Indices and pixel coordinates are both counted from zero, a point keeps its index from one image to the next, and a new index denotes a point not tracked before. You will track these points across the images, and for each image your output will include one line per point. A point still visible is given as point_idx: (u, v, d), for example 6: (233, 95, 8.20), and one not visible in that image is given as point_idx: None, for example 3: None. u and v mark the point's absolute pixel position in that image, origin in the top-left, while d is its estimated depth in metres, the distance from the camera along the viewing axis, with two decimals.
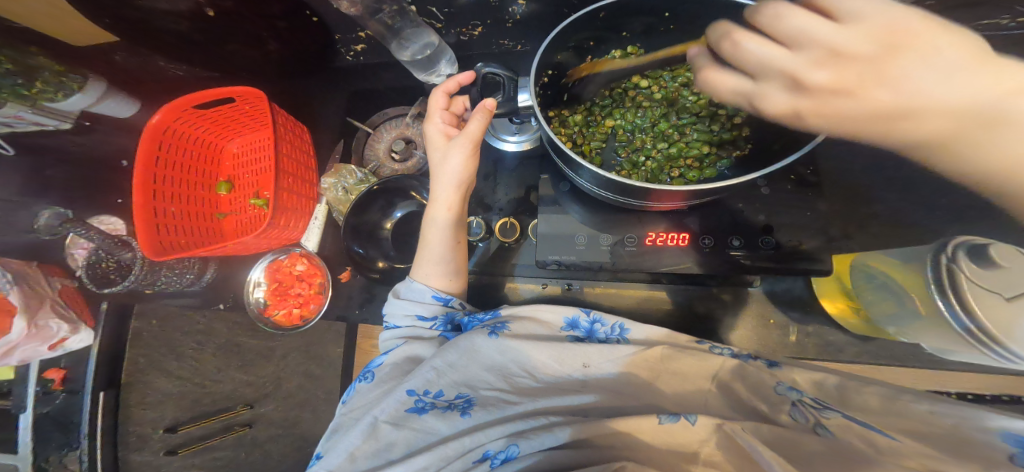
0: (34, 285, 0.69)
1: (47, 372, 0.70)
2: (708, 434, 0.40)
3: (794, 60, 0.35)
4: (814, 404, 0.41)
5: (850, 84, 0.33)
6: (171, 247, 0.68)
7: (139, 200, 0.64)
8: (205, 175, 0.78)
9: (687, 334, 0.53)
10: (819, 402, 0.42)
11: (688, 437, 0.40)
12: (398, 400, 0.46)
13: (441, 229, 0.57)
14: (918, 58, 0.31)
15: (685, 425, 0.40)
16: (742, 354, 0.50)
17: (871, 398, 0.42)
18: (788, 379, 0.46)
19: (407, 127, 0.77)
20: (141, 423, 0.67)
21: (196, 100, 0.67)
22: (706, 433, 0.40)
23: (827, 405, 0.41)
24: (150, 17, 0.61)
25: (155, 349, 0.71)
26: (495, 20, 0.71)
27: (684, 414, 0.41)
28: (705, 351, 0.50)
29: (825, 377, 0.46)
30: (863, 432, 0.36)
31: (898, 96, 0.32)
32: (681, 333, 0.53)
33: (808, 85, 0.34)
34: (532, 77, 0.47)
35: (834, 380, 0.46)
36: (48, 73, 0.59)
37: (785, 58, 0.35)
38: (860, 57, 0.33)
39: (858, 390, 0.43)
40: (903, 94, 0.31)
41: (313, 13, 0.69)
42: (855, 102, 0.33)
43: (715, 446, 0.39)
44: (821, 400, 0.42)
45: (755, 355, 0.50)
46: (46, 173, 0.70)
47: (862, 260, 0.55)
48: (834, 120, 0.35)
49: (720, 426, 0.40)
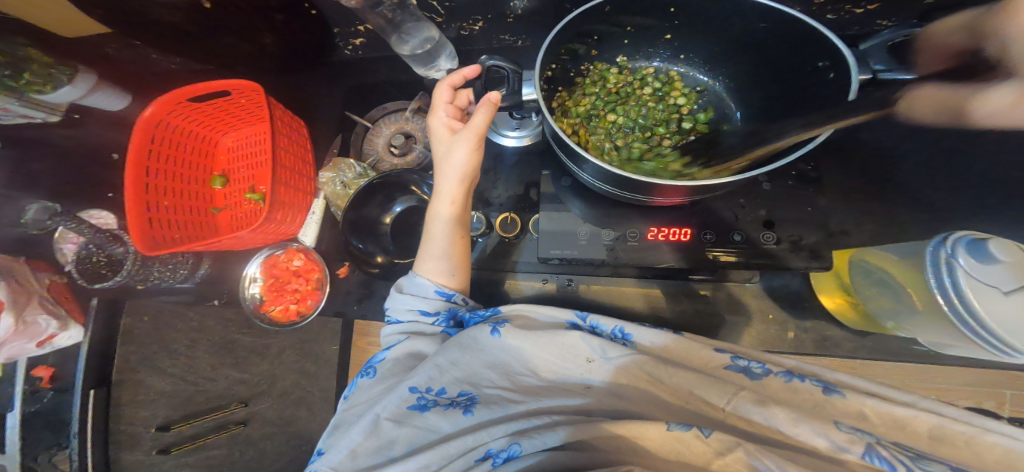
0: (20, 280, 0.66)
1: (34, 370, 0.69)
2: (727, 451, 0.37)
3: None
4: (900, 449, 0.37)
5: None
6: (165, 242, 0.67)
7: (132, 196, 0.63)
8: (199, 169, 0.77)
9: (701, 342, 0.49)
10: (902, 446, 0.37)
11: (704, 449, 0.38)
12: (401, 397, 0.45)
13: (444, 223, 0.57)
14: None
15: (698, 436, 0.39)
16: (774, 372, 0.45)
17: (985, 450, 0.37)
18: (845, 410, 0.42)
19: (406, 121, 0.77)
20: (132, 421, 0.65)
21: (191, 92, 0.66)
22: (723, 446, 0.37)
23: (912, 450, 0.37)
24: (144, 8, 0.60)
25: (146, 347, 0.69)
26: (497, 15, 0.71)
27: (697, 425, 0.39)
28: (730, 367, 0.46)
29: (913, 419, 0.41)
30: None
31: None
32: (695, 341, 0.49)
33: None
34: (537, 69, 0.47)
35: (925, 424, 0.40)
36: (37, 65, 0.58)
37: None
38: None
39: (967, 441, 0.38)
40: None
41: (311, 6, 0.69)
42: None
43: (734, 463, 0.36)
44: (901, 444, 0.38)
45: (802, 375, 0.45)
46: (32, 166, 0.69)
47: (861, 255, 0.56)
48: None
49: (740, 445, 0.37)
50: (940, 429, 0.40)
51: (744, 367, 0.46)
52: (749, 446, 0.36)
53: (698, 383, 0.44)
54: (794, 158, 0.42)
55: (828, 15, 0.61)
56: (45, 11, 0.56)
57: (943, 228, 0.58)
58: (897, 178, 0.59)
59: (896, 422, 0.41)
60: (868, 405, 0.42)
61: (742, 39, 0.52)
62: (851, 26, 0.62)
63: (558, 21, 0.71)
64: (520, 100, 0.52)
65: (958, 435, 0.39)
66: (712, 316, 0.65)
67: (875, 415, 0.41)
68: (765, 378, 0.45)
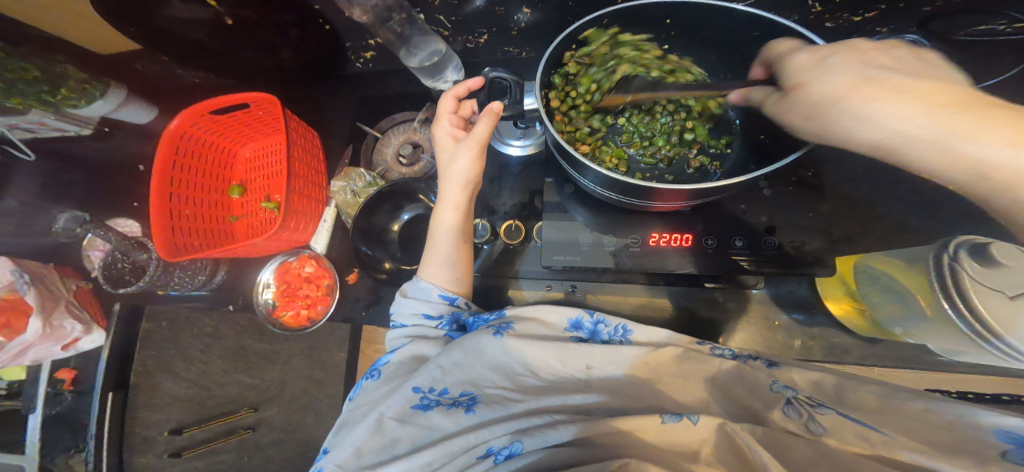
0: (50, 286, 0.71)
1: (58, 372, 0.72)
2: (707, 432, 0.40)
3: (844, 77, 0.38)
4: (809, 400, 0.41)
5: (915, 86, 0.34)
6: (187, 248, 0.70)
7: (156, 204, 0.66)
8: (219, 179, 0.80)
9: (688, 335, 0.53)
10: (814, 398, 0.42)
11: (692, 435, 0.41)
12: (404, 397, 0.46)
13: (448, 229, 0.58)
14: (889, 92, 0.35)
15: (687, 425, 0.41)
16: (743, 355, 0.49)
17: (867, 396, 0.41)
18: (786, 378, 0.46)
19: (414, 132, 0.79)
20: (147, 424, 0.67)
21: (213, 106, 0.69)
22: (706, 432, 0.40)
23: (819, 402, 0.41)
24: (170, 26, 0.64)
25: (166, 352, 0.71)
26: (501, 29, 0.74)
27: (685, 414, 0.42)
28: (706, 353, 0.49)
29: (823, 377, 0.45)
30: (861, 435, 0.36)
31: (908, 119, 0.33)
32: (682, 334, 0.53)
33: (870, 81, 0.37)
34: (537, 81, 0.49)
35: (832, 380, 0.44)
36: (72, 81, 0.61)
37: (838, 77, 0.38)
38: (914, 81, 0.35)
39: (853, 391, 0.42)
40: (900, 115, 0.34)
41: (325, 21, 0.73)
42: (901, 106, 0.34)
43: (715, 446, 0.40)
44: (814, 397, 0.42)
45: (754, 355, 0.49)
46: (64, 178, 0.72)
47: (865, 262, 0.55)
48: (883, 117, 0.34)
49: (721, 425, 0.40)
50: (844, 384, 0.43)
51: (716, 351, 0.50)
52: (728, 423, 0.39)
53: (686, 368, 0.48)
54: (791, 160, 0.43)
55: (826, 23, 0.62)
56: (75, 24, 0.60)
57: (951, 234, 0.58)
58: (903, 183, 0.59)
59: (816, 383, 0.45)
60: (798, 373, 0.46)
61: (741, 48, 0.53)
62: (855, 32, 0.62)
63: (561, 33, 0.73)
64: (521, 109, 0.55)
65: (852, 386, 0.42)
66: (715, 324, 0.65)
67: (803, 380, 0.45)
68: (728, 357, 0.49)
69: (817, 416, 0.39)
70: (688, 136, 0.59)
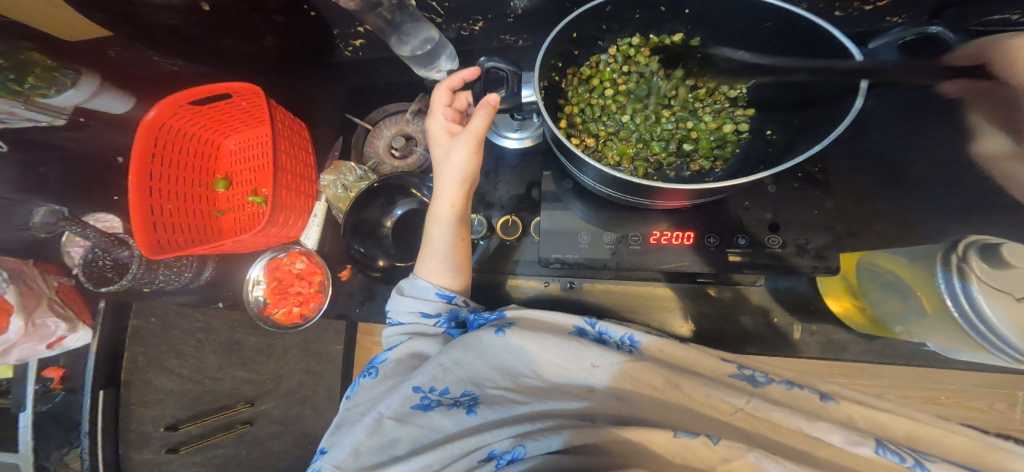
0: (31, 284, 0.68)
1: (44, 371, 0.69)
2: (736, 457, 0.37)
3: None
4: (901, 445, 0.40)
5: None
6: (171, 246, 0.67)
7: (136, 198, 0.63)
8: (203, 172, 0.77)
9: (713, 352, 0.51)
10: (899, 443, 0.41)
11: (710, 455, 0.38)
12: (404, 396, 0.45)
13: (444, 225, 0.56)
14: None
15: (707, 444, 0.38)
16: (781, 381, 0.47)
17: (954, 447, 0.41)
18: (846, 416, 0.44)
19: (406, 123, 0.76)
20: (143, 421, 0.66)
21: (194, 95, 0.66)
22: (730, 453, 0.37)
23: (911, 448, 0.40)
24: (144, 11, 0.60)
25: (154, 347, 0.69)
26: (497, 15, 0.70)
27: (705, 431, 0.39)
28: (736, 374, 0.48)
29: (892, 422, 0.43)
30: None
31: None
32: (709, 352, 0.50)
33: None
34: (536, 71, 0.46)
35: (905, 427, 0.43)
36: (38, 67, 0.57)
37: None
38: None
39: (938, 442, 0.42)
40: None
41: (310, 8, 0.69)
42: None
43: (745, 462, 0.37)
44: (893, 441, 0.41)
45: (801, 384, 0.47)
46: (41, 169, 0.69)
47: (868, 258, 0.54)
48: None
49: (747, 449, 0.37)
50: (917, 430, 0.43)
51: (748, 376, 0.48)
52: (759, 452, 0.36)
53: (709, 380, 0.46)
54: (800, 160, 0.41)
55: (835, 12, 0.59)
56: (38, 11, 0.55)
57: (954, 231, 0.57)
58: (908, 179, 0.58)
59: (880, 426, 0.43)
60: (858, 410, 0.44)
61: (748, 38, 0.51)
62: (861, 23, 0.61)
63: (559, 20, 0.70)
64: (519, 101, 0.53)
65: (930, 434, 0.43)
66: (715, 319, 0.65)
67: (865, 421, 0.44)
68: (767, 386, 0.46)
69: (923, 463, 0.38)
70: (689, 143, 0.56)
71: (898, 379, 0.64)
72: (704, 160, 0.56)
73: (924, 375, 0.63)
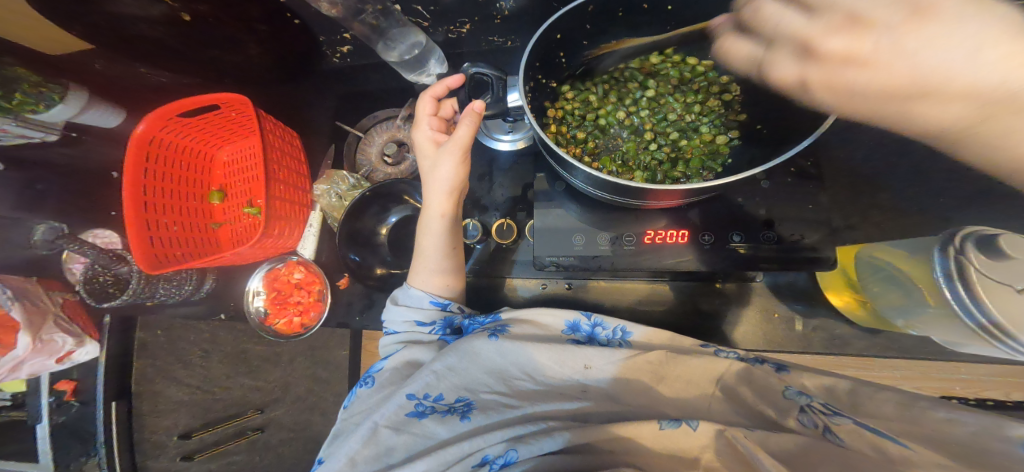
0: (36, 301, 0.68)
1: (57, 384, 0.70)
2: (709, 440, 0.39)
3: (811, 27, 0.42)
4: (823, 409, 0.41)
5: (862, 55, 0.39)
6: (168, 260, 0.67)
7: (132, 215, 0.63)
8: (197, 184, 0.77)
9: (691, 338, 0.53)
10: (828, 406, 0.42)
11: (692, 442, 0.39)
12: (397, 405, 0.46)
13: (436, 234, 0.57)
14: (938, 33, 0.35)
15: (686, 430, 0.40)
16: (749, 357, 0.49)
17: (883, 403, 0.41)
18: (797, 384, 0.46)
19: (397, 130, 0.76)
20: (156, 430, 0.70)
21: (181, 107, 0.65)
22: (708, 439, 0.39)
23: (835, 410, 0.41)
24: (125, 26, 0.59)
25: (161, 358, 0.73)
26: (483, 17, 0.69)
27: (684, 419, 0.40)
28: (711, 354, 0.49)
29: (835, 381, 0.45)
30: (875, 440, 0.36)
31: (918, 70, 0.36)
32: (686, 336, 0.53)
33: (820, 53, 0.42)
34: (520, 76, 0.45)
35: (845, 385, 0.45)
36: (26, 84, 0.57)
37: (805, 26, 0.42)
38: (879, 22, 0.38)
39: (870, 397, 0.42)
40: (922, 69, 0.36)
41: (294, 15, 0.68)
42: (865, 72, 0.39)
43: (714, 453, 0.38)
44: (830, 404, 0.42)
45: (761, 359, 0.49)
46: (37, 188, 0.69)
47: (868, 252, 0.54)
48: (844, 92, 0.40)
49: (719, 432, 0.39)
50: (856, 389, 0.44)
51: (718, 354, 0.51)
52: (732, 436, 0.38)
53: (700, 371, 0.47)
54: (791, 156, 0.40)
55: None
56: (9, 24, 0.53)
57: (954, 221, 0.57)
58: (897, 175, 0.59)
59: (826, 389, 0.45)
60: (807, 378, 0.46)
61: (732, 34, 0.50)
62: None
63: (545, 20, 0.69)
64: (505, 106, 0.51)
65: (862, 392, 0.43)
66: (719, 316, 0.65)
67: (814, 387, 0.45)
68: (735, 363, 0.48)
69: (832, 427, 0.39)
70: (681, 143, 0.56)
71: (909, 371, 0.63)
72: (698, 167, 0.55)
73: (939, 367, 0.62)
